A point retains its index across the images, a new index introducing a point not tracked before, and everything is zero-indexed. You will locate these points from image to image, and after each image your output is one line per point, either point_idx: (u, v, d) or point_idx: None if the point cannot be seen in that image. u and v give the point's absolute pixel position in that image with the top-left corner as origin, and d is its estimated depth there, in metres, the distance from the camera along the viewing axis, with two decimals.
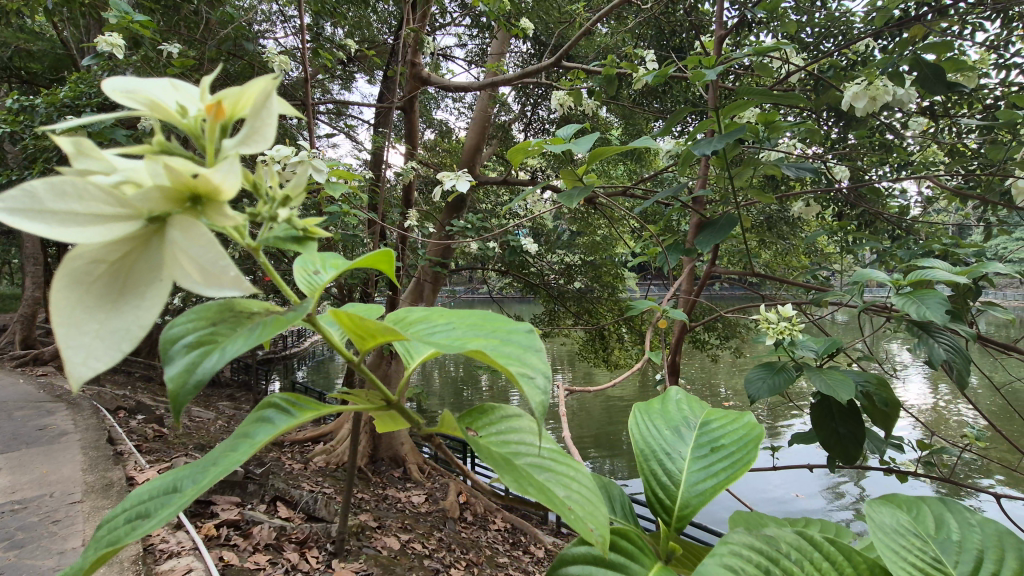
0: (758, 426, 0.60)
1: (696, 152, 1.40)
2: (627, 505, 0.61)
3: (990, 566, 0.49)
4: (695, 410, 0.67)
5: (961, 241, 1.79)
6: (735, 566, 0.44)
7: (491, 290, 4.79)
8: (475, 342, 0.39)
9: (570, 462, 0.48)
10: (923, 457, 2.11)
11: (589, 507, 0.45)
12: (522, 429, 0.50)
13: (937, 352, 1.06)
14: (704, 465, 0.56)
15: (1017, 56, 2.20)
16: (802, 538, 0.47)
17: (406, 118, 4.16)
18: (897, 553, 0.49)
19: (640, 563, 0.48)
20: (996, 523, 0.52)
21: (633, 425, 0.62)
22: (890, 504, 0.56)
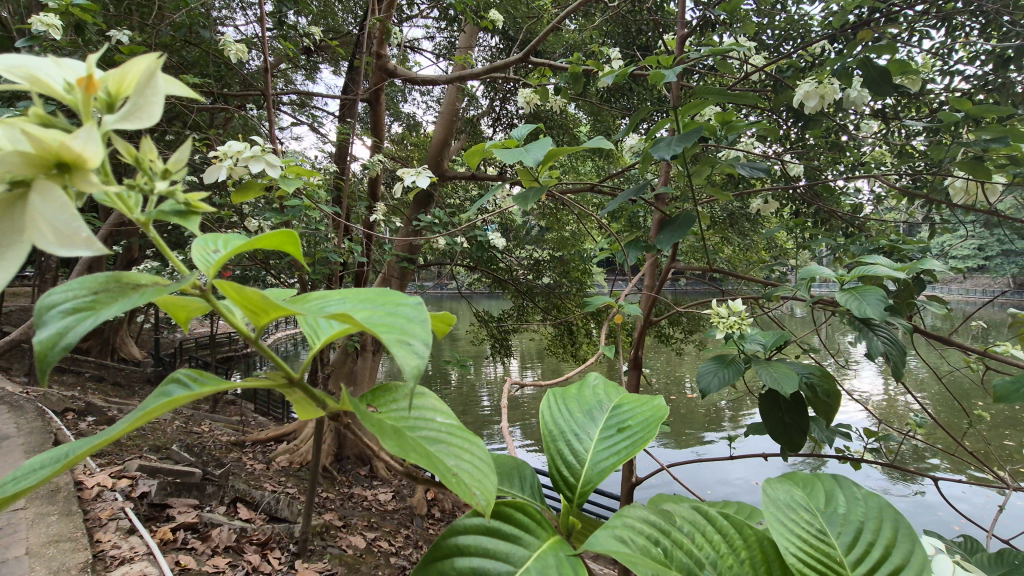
0: (665, 410, 0.62)
1: (657, 153, 1.42)
2: (537, 487, 0.61)
3: (868, 535, 0.51)
4: (609, 395, 0.68)
5: (907, 239, 1.88)
6: (628, 538, 0.46)
7: (459, 286, 4.77)
8: (364, 312, 0.39)
9: (466, 438, 0.48)
10: (872, 444, 2.22)
11: (479, 477, 0.45)
12: (425, 407, 0.49)
13: (876, 346, 1.10)
14: (608, 445, 0.57)
15: (960, 63, 2.32)
16: (699, 514, 0.51)
17: (372, 111, 4.09)
18: (785, 526, 0.50)
19: (533, 535, 0.49)
20: (880, 498, 0.53)
21: (544, 408, 0.63)
22: (787, 480, 0.57)
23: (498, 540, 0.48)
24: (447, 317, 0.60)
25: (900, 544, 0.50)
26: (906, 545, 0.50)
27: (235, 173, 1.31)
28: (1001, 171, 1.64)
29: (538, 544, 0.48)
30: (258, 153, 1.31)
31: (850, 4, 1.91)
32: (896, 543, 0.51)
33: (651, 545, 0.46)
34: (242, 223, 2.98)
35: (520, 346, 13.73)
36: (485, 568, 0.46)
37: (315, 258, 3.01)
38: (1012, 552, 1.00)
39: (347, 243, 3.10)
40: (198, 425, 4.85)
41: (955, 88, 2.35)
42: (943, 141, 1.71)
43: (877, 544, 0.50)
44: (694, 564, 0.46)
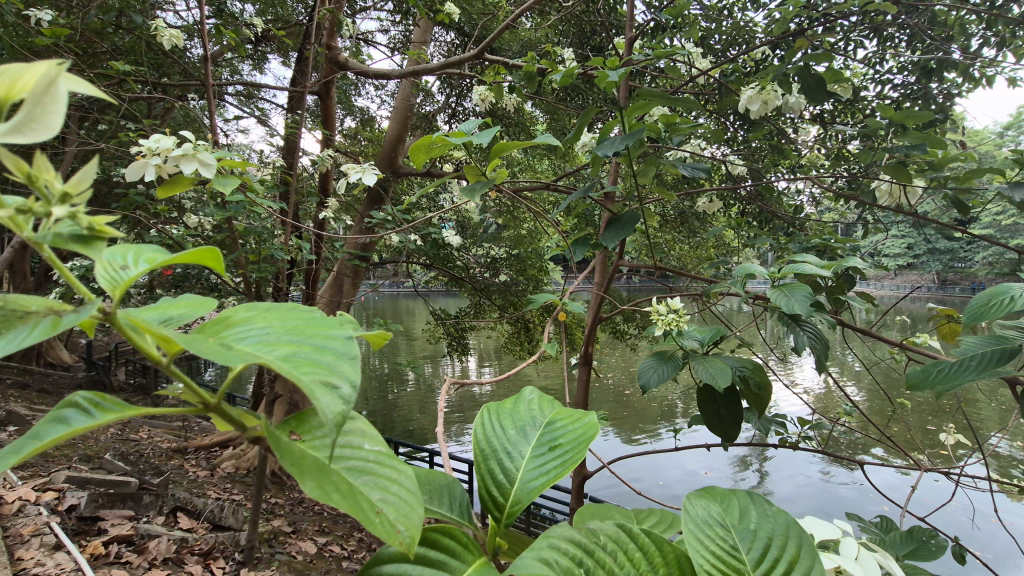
0: (596, 429, 0.63)
1: (601, 153, 1.44)
2: (464, 503, 0.59)
3: (775, 552, 0.52)
4: (543, 409, 0.68)
5: (839, 238, 1.99)
6: (552, 559, 0.45)
7: (415, 285, 4.69)
8: (286, 348, 0.37)
9: (393, 464, 0.46)
10: (808, 433, 2.33)
11: (405, 508, 0.43)
12: (352, 432, 0.46)
13: (802, 341, 1.16)
14: (540, 465, 0.58)
15: (889, 73, 2.47)
16: (621, 529, 0.51)
17: (322, 104, 3.97)
18: (698, 544, 0.51)
19: (459, 559, 0.48)
20: (787, 514, 0.55)
21: (478, 425, 0.62)
22: (705, 497, 0.58)
23: (423, 566, 0.47)
24: (382, 333, 0.61)
25: (804, 560, 0.52)
26: (808, 562, 0.52)
27: (163, 173, 1.23)
28: (921, 175, 1.76)
29: (462, 569, 0.47)
30: (190, 152, 1.22)
31: (791, 12, 2.00)
32: (799, 557, 0.52)
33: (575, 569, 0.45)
34: (181, 219, 2.84)
35: (479, 344, 13.72)
36: None
37: (261, 255, 2.90)
38: (921, 529, 1.07)
39: (295, 241, 3.00)
40: (135, 432, 4.58)
41: (885, 96, 2.50)
42: (871, 146, 1.81)
43: (783, 561, 0.51)
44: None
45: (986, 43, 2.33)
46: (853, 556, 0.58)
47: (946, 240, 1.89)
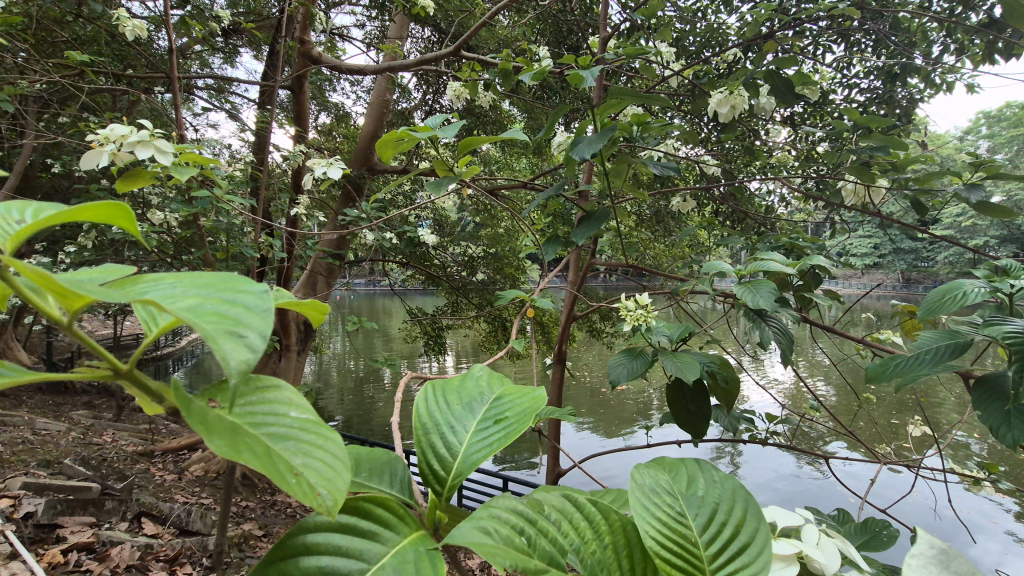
0: (544, 403, 0.61)
1: (577, 153, 1.43)
2: (407, 481, 0.54)
3: (721, 517, 0.51)
4: (493, 387, 0.65)
5: (806, 238, 2.03)
6: (491, 529, 0.44)
7: (391, 283, 4.64)
8: (194, 300, 0.34)
9: (322, 431, 0.41)
10: (776, 429, 2.38)
11: (330, 473, 0.39)
12: (277, 402, 0.41)
13: (768, 335, 1.18)
14: (483, 437, 0.55)
15: (856, 77, 2.53)
16: (567, 500, 0.50)
17: (295, 99, 3.91)
18: (646, 510, 0.50)
19: (393, 531, 0.44)
20: (732, 479, 0.54)
21: (420, 398, 0.58)
22: (655, 466, 0.57)
23: (352, 537, 0.43)
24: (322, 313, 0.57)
25: (751, 524, 0.51)
26: (754, 524, 0.51)
27: (119, 160, 1.19)
28: (884, 176, 1.81)
29: (395, 541, 0.44)
30: (146, 138, 1.17)
31: (762, 16, 2.03)
32: (746, 522, 0.51)
33: (514, 536, 0.44)
34: (145, 216, 2.75)
35: (457, 343, 13.69)
36: (335, 568, 0.41)
37: (230, 253, 2.83)
38: (879, 521, 1.09)
39: (265, 238, 2.94)
40: (99, 435, 4.43)
41: (852, 100, 2.57)
42: (837, 148, 1.85)
43: (729, 527, 0.50)
44: (557, 552, 0.44)
45: (946, 50, 2.41)
46: (814, 543, 0.56)
47: (909, 239, 1.94)
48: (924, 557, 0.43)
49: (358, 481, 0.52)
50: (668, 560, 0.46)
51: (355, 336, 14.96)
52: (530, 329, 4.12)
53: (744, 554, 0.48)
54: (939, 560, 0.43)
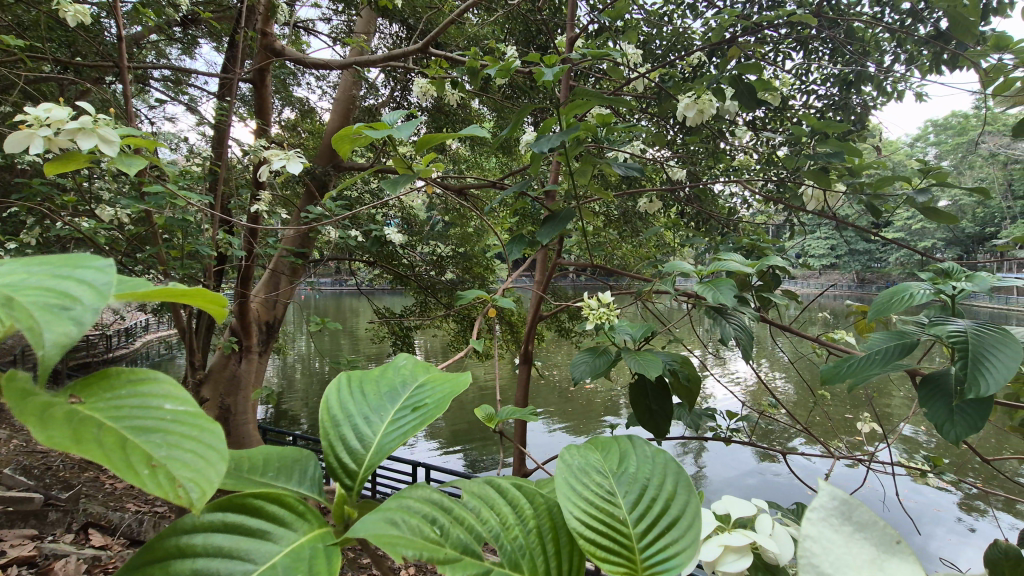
0: (466, 387, 0.58)
1: (537, 149, 1.44)
2: (318, 478, 0.50)
3: (652, 493, 0.48)
4: (416, 373, 0.61)
5: (766, 239, 2.08)
6: (400, 520, 0.42)
7: (357, 283, 4.55)
8: (21, 277, 0.35)
9: (201, 423, 0.38)
10: (736, 425, 2.43)
11: (202, 464, 0.36)
12: (153, 394, 0.39)
13: (728, 332, 1.20)
14: (399, 427, 0.51)
15: (814, 84, 2.62)
16: (490, 487, 0.48)
17: (256, 92, 3.73)
18: (571, 490, 0.46)
19: (289, 528, 0.41)
20: (664, 451, 0.51)
21: (332, 391, 0.55)
22: (586, 447, 0.54)
23: (239, 537, 0.38)
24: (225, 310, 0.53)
25: (683, 497, 0.48)
26: (684, 496, 0.48)
27: (54, 145, 1.13)
28: (841, 181, 1.88)
29: (292, 539, 0.40)
30: (88, 126, 1.09)
31: (725, 21, 2.07)
32: (676, 495, 0.48)
33: (426, 527, 0.42)
34: (92, 211, 2.62)
35: (427, 343, 13.58)
36: (211, 571, 0.36)
37: (184, 251, 2.72)
38: None
39: (223, 235, 2.84)
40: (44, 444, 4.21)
41: (811, 106, 2.65)
42: (796, 152, 1.90)
43: (659, 502, 0.47)
44: (472, 539, 0.42)
45: (897, 60, 2.51)
46: (769, 533, 0.55)
47: (863, 242, 2.01)
48: (823, 508, 0.38)
49: (263, 481, 0.47)
50: (593, 541, 0.43)
51: (322, 337, 14.65)
52: (498, 328, 4.12)
53: (674, 530, 0.45)
54: (841, 512, 0.38)
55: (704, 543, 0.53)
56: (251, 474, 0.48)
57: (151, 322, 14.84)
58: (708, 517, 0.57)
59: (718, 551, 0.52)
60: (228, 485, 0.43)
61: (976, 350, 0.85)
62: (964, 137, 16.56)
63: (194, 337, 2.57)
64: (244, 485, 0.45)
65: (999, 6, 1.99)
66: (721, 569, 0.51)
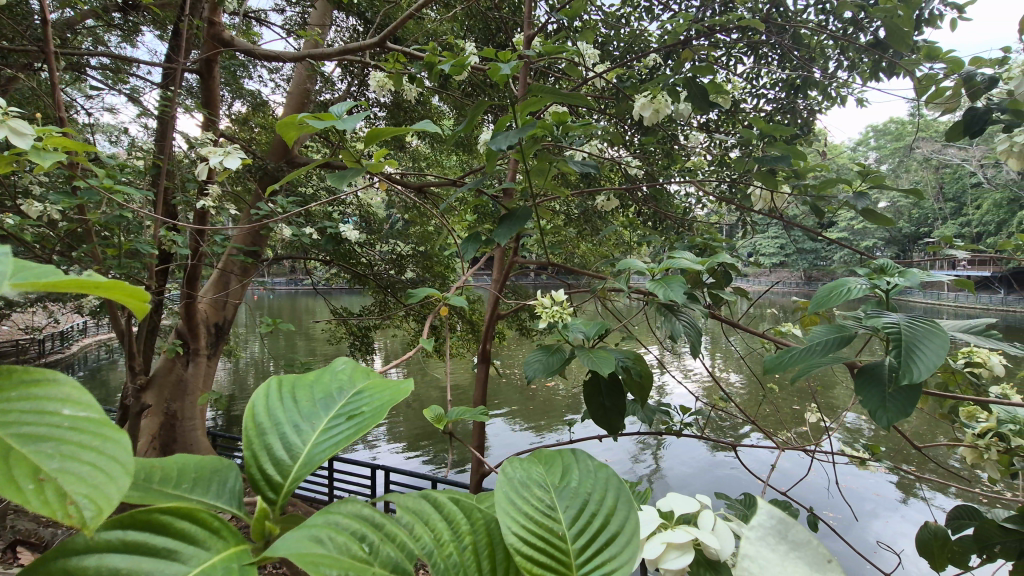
0: (407, 395, 0.55)
1: (494, 147, 1.40)
2: (239, 490, 0.48)
3: (592, 508, 0.48)
4: (355, 379, 0.59)
5: (718, 238, 2.14)
6: (326, 537, 0.40)
7: (313, 282, 4.41)
8: None
9: (102, 430, 0.37)
10: (690, 419, 2.49)
11: (103, 477, 0.34)
12: (50, 398, 0.38)
13: (678, 329, 1.23)
14: (329, 436, 0.49)
15: (764, 88, 2.71)
16: (427, 502, 0.47)
17: (203, 83, 3.55)
18: (509, 505, 0.46)
19: (200, 547, 0.38)
20: (607, 467, 0.51)
21: (259, 396, 0.52)
22: (530, 460, 0.54)
23: (140, 557, 0.36)
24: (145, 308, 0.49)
25: (623, 513, 0.48)
26: (624, 512, 0.47)
27: None
28: (787, 182, 1.95)
29: (202, 559, 0.37)
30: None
31: (680, 25, 2.11)
32: (616, 510, 0.48)
33: (354, 545, 0.40)
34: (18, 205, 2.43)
35: (388, 344, 13.37)
36: None
37: (122, 248, 2.56)
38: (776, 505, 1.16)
39: (166, 233, 2.70)
40: None
41: (761, 109, 2.75)
42: (746, 154, 1.95)
43: (598, 516, 0.47)
44: (403, 557, 0.40)
45: (840, 66, 2.62)
46: (709, 528, 0.56)
47: (810, 240, 2.08)
48: (761, 527, 0.39)
49: (177, 494, 0.44)
50: (529, 558, 0.43)
51: (277, 339, 14.19)
52: (458, 326, 4.09)
53: (612, 546, 0.45)
54: (777, 531, 0.39)
55: (648, 541, 0.54)
56: (162, 485, 0.45)
57: (89, 326, 13.99)
58: (651, 516, 0.57)
59: (660, 549, 0.53)
60: (133, 498, 0.40)
61: (908, 340, 0.89)
62: (901, 142, 17.54)
63: (133, 340, 2.43)
64: (151, 498, 0.42)
65: (931, 18, 2.10)
66: (663, 566, 0.52)
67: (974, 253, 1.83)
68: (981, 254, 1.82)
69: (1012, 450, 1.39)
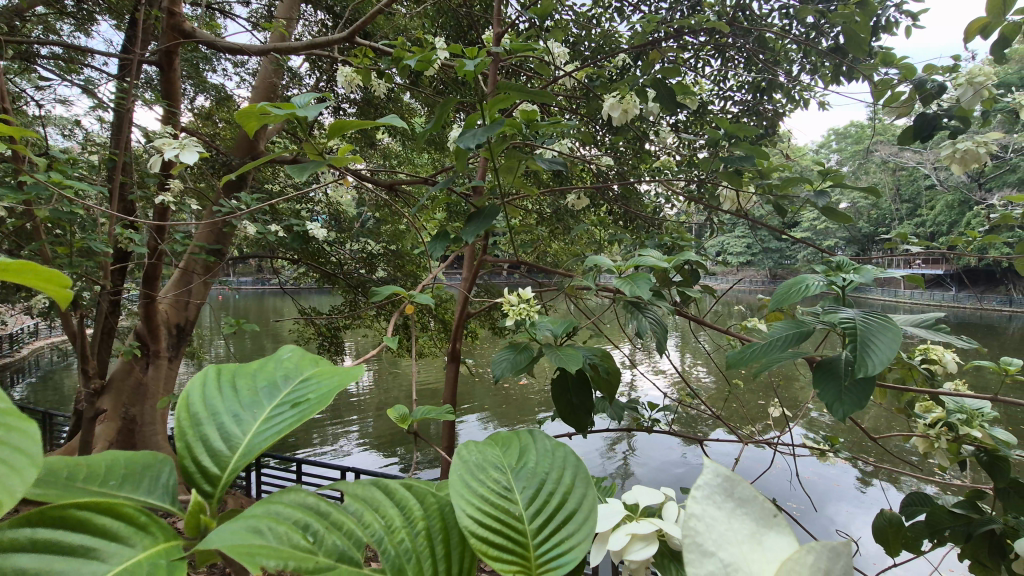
0: (357, 380, 0.54)
1: (462, 144, 1.38)
2: (173, 486, 0.46)
3: (549, 487, 0.49)
4: (303, 366, 0.57)
5: (685, 237, 2.18)
6: (265, 528, 0.38)
7: (280, 281, 4.30)
8: None
9: (10, 422, 0.35)
10: (659, 416, 2.53)
11: (6, 470, 0.33)
12: None
13: (645, 325, 1.24)
14: (271, 424, 0.47)
15: (731, 90, 2.76)
16: (376, 489, 0.46)
17: (162, 76, 3.42)
18: (464, 488, 0.46)
19: (123, 544, 0.36)
20: (564, 446, 0.52)
21: (194, 388, 0.50)
22: (487, 444, 0.55)
23: (53, 556, 0.34)
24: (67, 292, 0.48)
25: (580, 489, 0.49)
26: (581, 490, 0.48)
27: None
28: (751, 182, 1.99)
29: (127, 556, 0.35)
30: None
31: (649, 25, 2.13)
32: (573, 487, 0.49)
33: (297, 534, 0.39)
34: None
35: (360, 345, 13.17)
36: None
37: (74, 247, 2.44)
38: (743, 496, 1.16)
39: (123, 231, 2.58)
40: None
41: (728, 110, 2.81)
42: (712, 153, 1.99)
43: (556, 495, 0.48)
44: (350, 546, 0.39)
45: (803, 70, 2.70)
46: (673, 519, 0.56)
47: (774, 239, 2.13)
48: (708, 486, 0.38)
49: (102, 491, 0.42)
50: (485, 540, 0.43)
51: (244, 341, 13.82)
52: (430, 325, 4.05)
53: (570, 525, 0.46)
54: (724, 489, 0.39)
55: (612, 533, 0.53)
56: (87, 484, 0.43)
57: (43, 327, 13.38)
58: (616, 507, 0.57)
59: (625, 540, 0.52)
60: (49, 497, 0.38)
61: (863, 334, 0.92)
62: (861, 146, 18.23)
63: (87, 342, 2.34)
64: (71, 497, 0.40)
65: (888, 24, 2.18)
66: (628, 558, 0.51)
67: (927, 250, 1.90)
68: (934, 251, 1.89)
69: (960, 438, 1.45)
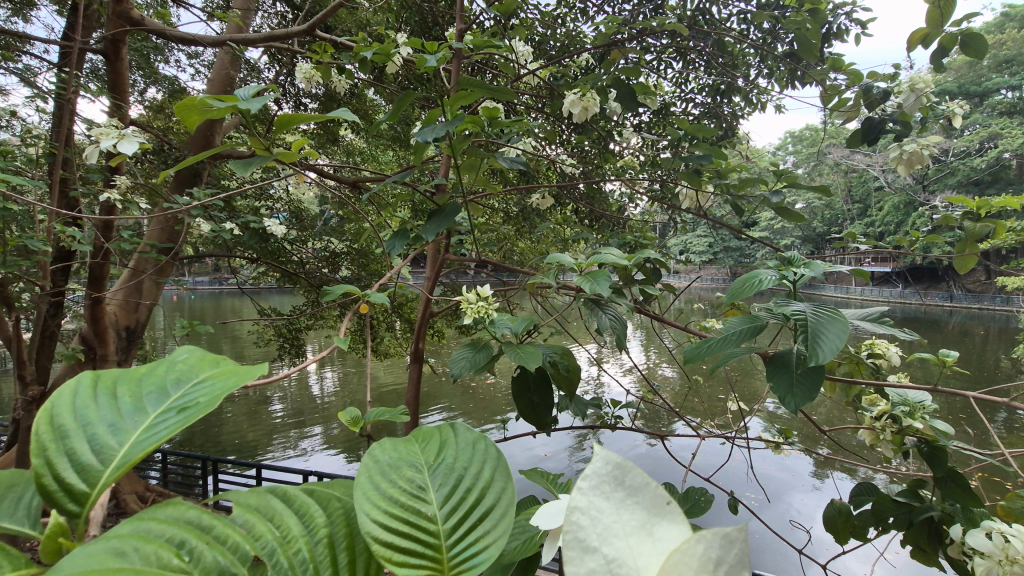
0: (254, 378, 0.52)
1: (420, 139, 1.35)
2: (35, 509, 0.45)
3: (466, 484, 0.49)
4: (199, 368, 0.54)
5: (647, 236, 2.20)
6: (130, 548, 0.36)
7: (238, 281, 4.15)
8: None
9: None
10: (623, 413, 2.56)
11: None
12: None
13: (604, 321, 1.25)
14: (152, 431, 0.45)
15: (691, 91, 2.81)
16: (274, 499, 0.46)
17: (109, 67, 3.25)
18: (372, 490, 0.46)
19: None
20: (486, 440, 0.53)
21: (62, 399, 0.47)
22: (407, 441, 0.55)
23: None
24: None
25: (498, 483, 0.49)
26: (499, 484, 0.49)
27: None
28: (710, 182, 2.02)
29: None
30: None
31: (611, 26, 2.14)
32: (492, 482, 0.50)
33: (168, 553, 0.37)
34: None
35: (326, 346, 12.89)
36: None
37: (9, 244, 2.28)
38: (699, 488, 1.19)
39: (66, 228, 2.44)
40: None
41: (689, 112, 2.86)
42: (672, 154, 2.01)
43: (472, 492, 0.49)
44: (233, 562, 0.38)
45: (760, 74, 2.77)
46: None
47: (734, 238, 2.17)
48: (596, 476, 0.38)
49: None
50: (392, 545, 0.43)
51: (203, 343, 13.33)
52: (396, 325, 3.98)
53: (484, 523, 0.47)
54: (614, 478, 0.39)
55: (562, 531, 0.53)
56: None
57: None
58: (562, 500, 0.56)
59: None
60: None
61: (812, 327, 0.94)
62: (815, 150, 19.01)
63: (23, 346, 2.20)
64: None
65: (839, 31, 2.26)
66: None
67: (875, 249, 1.98)
68: (882, 250, 1.97)
69: (903, 429, 1.52)
